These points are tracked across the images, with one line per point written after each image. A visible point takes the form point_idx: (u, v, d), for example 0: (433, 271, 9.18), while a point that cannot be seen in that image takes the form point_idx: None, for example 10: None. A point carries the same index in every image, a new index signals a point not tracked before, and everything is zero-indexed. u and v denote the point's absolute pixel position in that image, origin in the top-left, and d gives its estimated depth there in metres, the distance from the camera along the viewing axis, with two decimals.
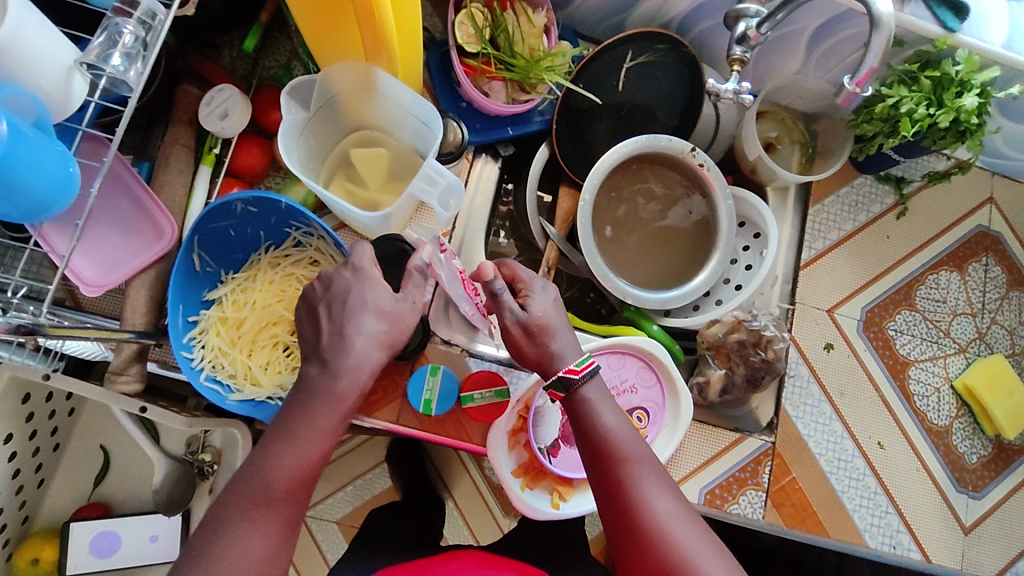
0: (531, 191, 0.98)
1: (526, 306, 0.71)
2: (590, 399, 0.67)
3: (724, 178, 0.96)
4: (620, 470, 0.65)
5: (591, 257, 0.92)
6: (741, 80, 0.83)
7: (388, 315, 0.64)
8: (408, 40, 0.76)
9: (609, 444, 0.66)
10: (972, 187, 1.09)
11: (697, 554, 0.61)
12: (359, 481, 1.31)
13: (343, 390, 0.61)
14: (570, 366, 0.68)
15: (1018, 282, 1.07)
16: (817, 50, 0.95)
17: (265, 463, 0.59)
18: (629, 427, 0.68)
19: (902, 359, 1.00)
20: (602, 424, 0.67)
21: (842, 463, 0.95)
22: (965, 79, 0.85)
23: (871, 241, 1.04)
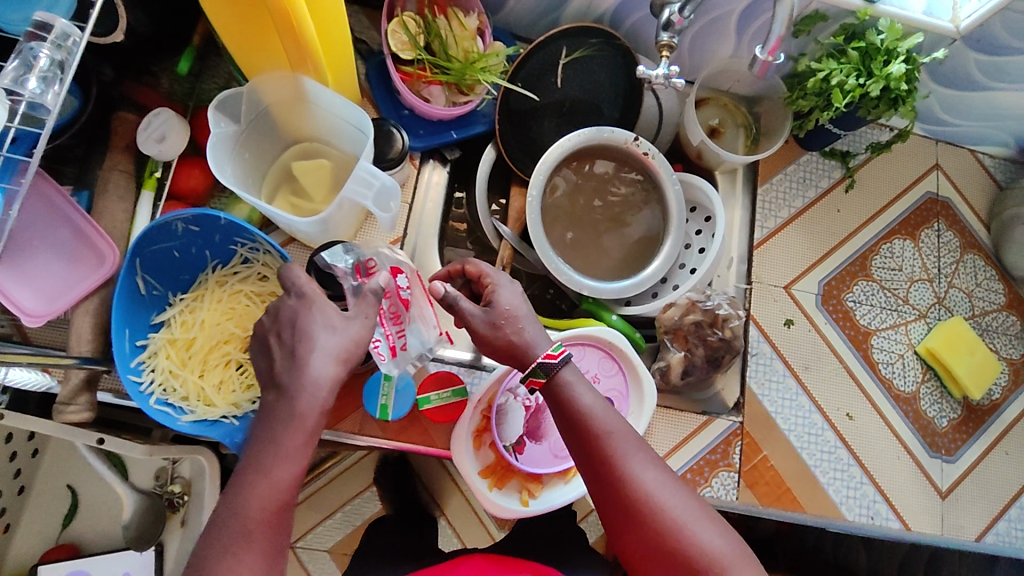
0: (481, 192, 0.98)
1: (491, 301, 0.70)
2: (568, 382, 0.66)
3: (671, 165, 0.98)
4: (604, 447, 0.63)
5: (543, 251, 0.92)
6: (670, 65, 0.85)
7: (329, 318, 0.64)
8: (336, 47, 0.76)
9: (591, 423, 0.64)
10: (916, 155, 1.12)
11: (691, 523, 0.60)
12: (347, 506, 1.29)
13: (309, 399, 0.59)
14: (547, 351, 0.67)
15: (971, 244, 1.09)
16: (747, 33, 0.97)
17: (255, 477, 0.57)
18: (610, 405, 0.66)
19: (863, 329, 1.00)
20: (582, 404, 0.65)
21: (812, 438, 0.94)
22: (890, 47, 0.87)
23: (823, 215, 1.05)
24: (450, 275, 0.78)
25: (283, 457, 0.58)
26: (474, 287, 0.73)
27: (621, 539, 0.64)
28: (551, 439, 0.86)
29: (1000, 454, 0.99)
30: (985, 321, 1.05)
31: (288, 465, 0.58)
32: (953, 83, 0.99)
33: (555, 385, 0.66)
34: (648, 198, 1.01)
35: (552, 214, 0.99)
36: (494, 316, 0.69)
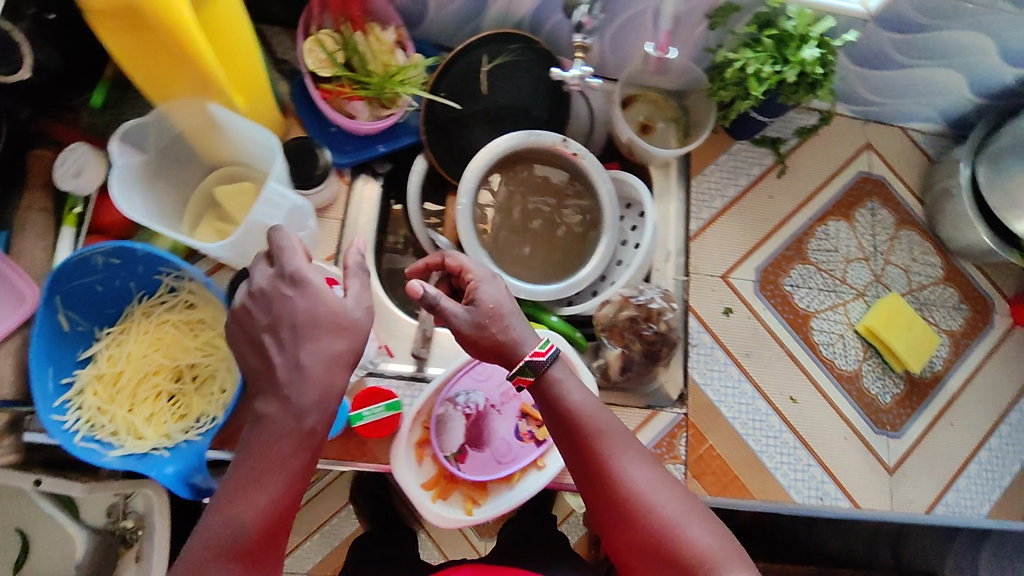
0: (415, 202, 0.97)
1: (473, 300, 0.70)
2: (557, 381, 0.67)
3: (601, 163, 0.98)
4: (595, 445, 0.65)
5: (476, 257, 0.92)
6: (585, 66, 0.87)
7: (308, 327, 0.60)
8: (244, 59, 0.75)
9: (579, 421, 0.66)
10: (846, 136, 1.13)
11: (681, 521, 0.61)
12: (325, 527, 1.27)
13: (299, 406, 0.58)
14: (535, 349, 0.68)
15: (906, 221, 1.10)
16: (666, 29, 0.96)
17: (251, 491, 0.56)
18: (599, 404, 0.68)
19: (803, 312, 1.02)
20: (572, 403, 0.67)
21: (757, 423, 0.95)
22: (802, 33, 0.88)
23: (756, 202, 1.07)
24: (428, 266, 0.78)
25: (272, 493, 0.57)
26: (454, 282, 0.72)
27: (613, 539, 0.65)
28: (494, 447, 0.86)
29: (945, 425, 1.01)
30: (923, 295, 1.06)
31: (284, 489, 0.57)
32: (874, 64, 0.99)
33: (544, 385, 0.68)
34: (582, 199, 1.01)
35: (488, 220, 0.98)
36: (480, 315, 0.69)
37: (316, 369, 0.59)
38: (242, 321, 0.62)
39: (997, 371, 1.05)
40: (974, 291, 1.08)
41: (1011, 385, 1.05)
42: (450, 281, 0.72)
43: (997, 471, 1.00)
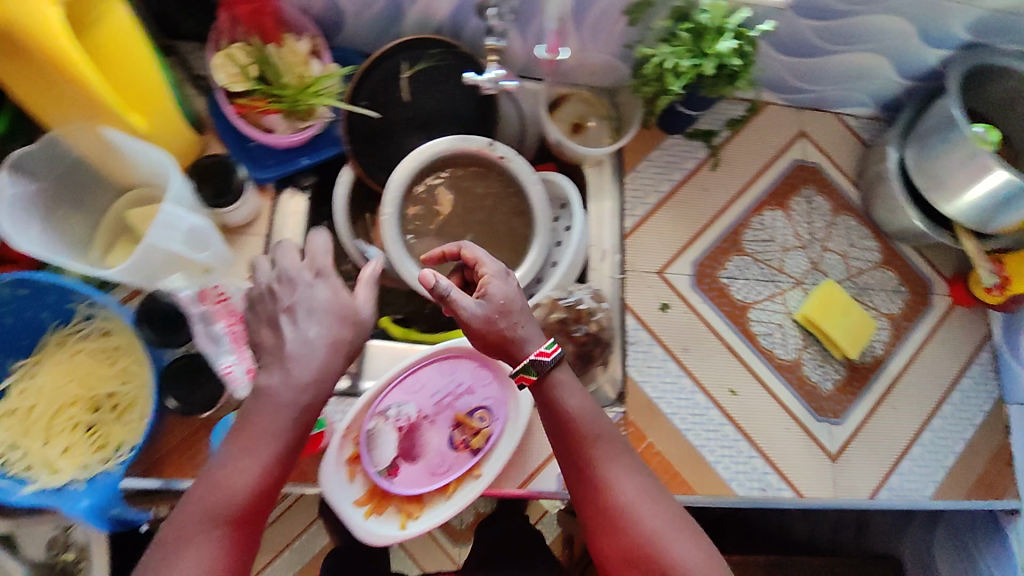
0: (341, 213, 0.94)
1: (486, 294, 0.68)
2: (559, 384, 0.67)
3: (530, 165, 0.97)
4: (588, 451, 0.66)
5: (399, 257, 0.91)
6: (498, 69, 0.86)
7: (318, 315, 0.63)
8: (137, 74, 0.74)
9: (576, 425, 0.67)
10: (780, 125, 1.12)
11: (666, 536, 0.62)
12: (294, 544, 1.24)
13: (295, 381, 0.60)
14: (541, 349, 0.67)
15: (844, 206, 1.10)
16: (587, 28, 0.95)
17: (248, 459, 0.59)
18: (597, 409, 0.68)
19: (740, 304, 1.02)
20: (570, 407, 0.67)
21: (696, 418, 0.95)
22: (717, 25, 0.87)
23: (690, 196, 1.06)
24: (445, 256, 0.78)
25: (260, 470, 0.59)
26: (467, 273, 0.71)
27: (598, 544, 0.66)
28: (427, 458, 0.85)
29: (888, 409, 1.01)
30: (862, 280, 1.06)
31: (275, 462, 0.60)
32: (798, 52, 0.98)
33: (546, 384, 0.68)
34: (513, 203, 0.99)
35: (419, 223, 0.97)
36: (492, 312, 0.67)
37: (321, 347, 0.62)
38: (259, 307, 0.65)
39: (937, 352, 1.05)
40: (913, 274, 1.08)
41: (952, 365, 1.05)
42: (463, 272, 0.71)
43: (940, 451, 1.01)
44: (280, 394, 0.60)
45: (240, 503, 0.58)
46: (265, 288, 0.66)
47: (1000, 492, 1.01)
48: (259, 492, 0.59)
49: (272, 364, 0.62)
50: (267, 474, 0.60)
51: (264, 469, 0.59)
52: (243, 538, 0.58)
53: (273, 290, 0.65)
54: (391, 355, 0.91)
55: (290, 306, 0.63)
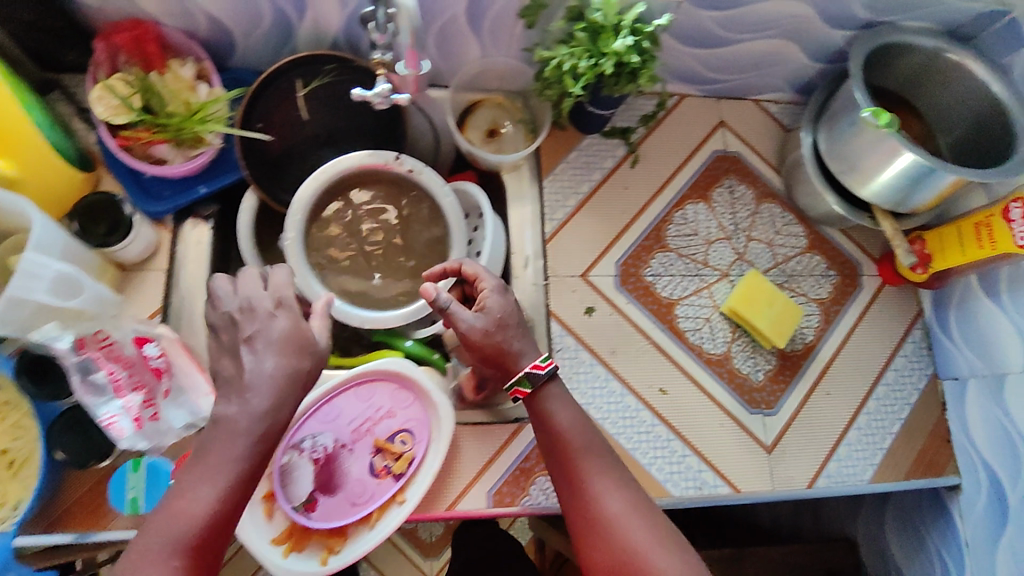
0: (245, 240, 0.90)
1: (482, 309, 0.74)
2: (548, 396, 0.74)
3: (441, 177, 0.93)
4: (576, 462, 0.71)
5: (302, 277, 0.87)
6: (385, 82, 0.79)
7: (273, 347, 0.60)
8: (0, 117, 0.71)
9: (565, 437, 0.73)
10: (699, 115, 1.11)
11: (648, 547, 0.65)
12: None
13: (252, 411, 0.58)
14: (535, 362, 0.74)
15: (767, 194, 1.09)
16: (486, 33, 0.92)
17: (206, 487, 0.56)
18: (587, 422, 0.74)
19: (666, 301, 1.00)
20: (561, 421, 0.74)
21: (628, 421, 0.94)
22: (615, 23, 0.85)
23: (611, 195, 1.04)
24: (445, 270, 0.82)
25: (215, 497, 0.56)
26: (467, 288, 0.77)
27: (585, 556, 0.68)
28: (346, 489, 0.82)
29: (822, 394, 1.00)
30: (789, 267, 1.05)
31: (235, 489, 0.58)
32: (704, 43, 0.97)
33: (539, 398, 0.75)
34: (429, 213, 0.94)
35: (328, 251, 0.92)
36: (488, 324, 0.74)
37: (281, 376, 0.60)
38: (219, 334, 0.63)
39: (869, 333, 1.05)
40: (841, 256, 1.07)
41: (884, 345, 1.05)
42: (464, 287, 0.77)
43: (877, 433, 1.00)
44: (236, 421, 0.58)
45: (195, 530, 0.55)
46: (226, 317, 0.62)
47: (940, 469, 1.01)
48: (215, 520, 0.56)
49: (228, 395, 0.59)
50: (225, 502, 0.57)
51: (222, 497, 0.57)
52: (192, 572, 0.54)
53: (235, 318, 0.62)
54: None
55: (248, 338, 0.60)
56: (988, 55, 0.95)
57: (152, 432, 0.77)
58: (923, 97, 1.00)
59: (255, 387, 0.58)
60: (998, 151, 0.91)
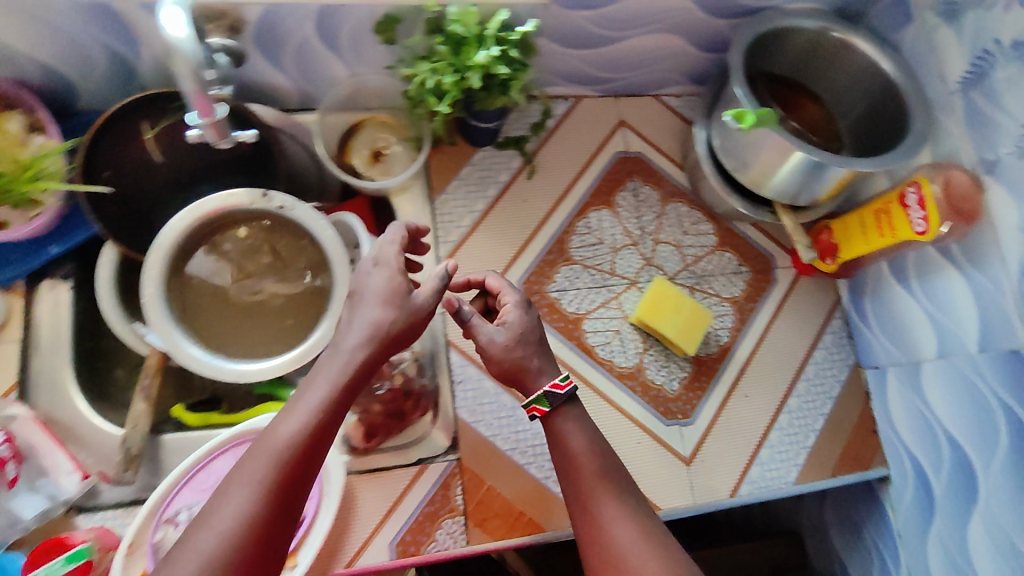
0: (106, 299, 0.84)
1: (504, 323, 0.74)
2: (565, 417, 0.70)
3: (316, 210, 0.85)
4: (588, 489, 0.67)
5: (164, 334, 0.79)
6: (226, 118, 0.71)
7: (381, 300, 0.64)
8: None
9: (579, 462, 0.68)
10: (598, 115, 1.05)
11: None
12: None
13: (342, 349, 0.62)
14: (554, 381, 0.71)
15: (673, 193, 1.04)
16: (348, 52, 0.85)
17: (295, 417, 0.58)
18: (602, 447, 0.70)
19: (573, 317, 0.96)
20: (575, 444, 0.69)
21: (540, 449, 0.89)
22: (476, 33, 0.78)
23: (508, 210, 0.99)
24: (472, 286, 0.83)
25: (301, 424, 0.58)
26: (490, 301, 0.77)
27: None
28: None
29: (740, 397, 0.98)
30: (700, 268, 1.02)
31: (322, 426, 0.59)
32: (586, 43, 0.91)
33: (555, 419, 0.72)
34: (308, 250, 0.88)
35: (201, 297, 0.85)
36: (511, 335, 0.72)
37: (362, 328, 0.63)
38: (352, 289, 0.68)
39: (786, 329, 1.02)
40: (753, 251, 1.04)
41: (803, 339, 1.02)
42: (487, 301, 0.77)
43: (798, 433, 0.98)
44: (330, 360, 0.61)
45: (283, 456, 0.56)
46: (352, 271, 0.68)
47: (867, 463, 0.99)
48: (304, 448, 0.57)
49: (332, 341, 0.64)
50: (315, 430, 0.58)
51: (312, 425, 0.58)
52: (277, 498, 0.55)
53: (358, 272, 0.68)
54: (188, 449, 0.84)
55: (352, 294, 0.66)
56: (879, 32, 0.91)
57: (4, 526, 0.75)
58: (817, 79, 0.95)
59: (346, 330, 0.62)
60: (889, 135, 0.87)
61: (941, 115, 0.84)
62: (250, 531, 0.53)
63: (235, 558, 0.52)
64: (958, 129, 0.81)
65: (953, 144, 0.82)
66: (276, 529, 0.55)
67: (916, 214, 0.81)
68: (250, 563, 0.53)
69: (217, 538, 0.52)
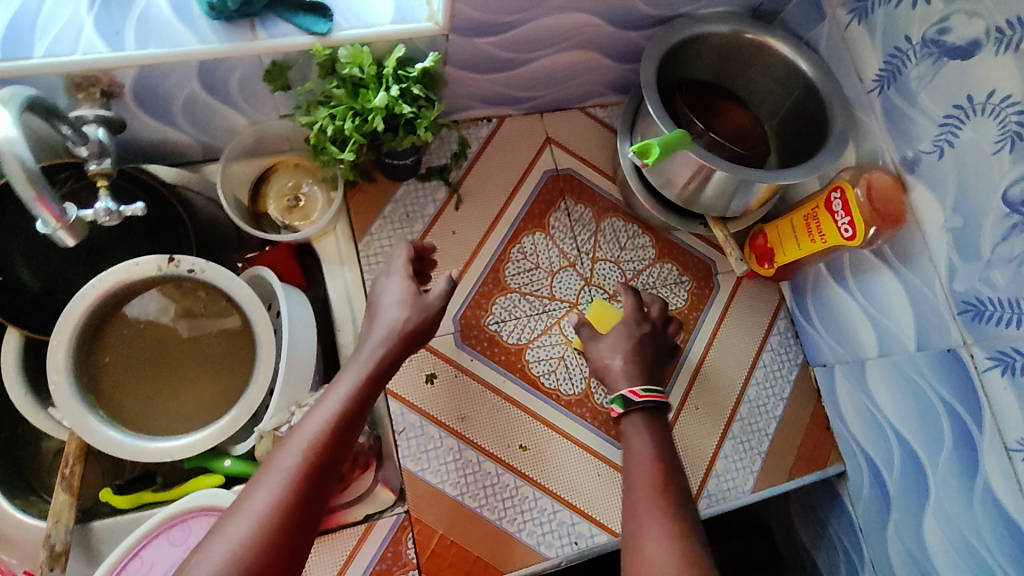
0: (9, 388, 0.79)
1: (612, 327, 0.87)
2: (632, 426, 0.80)
3: (228, 269, 0.81)
4: (639, 496, 0.73)
5: (75, 418, 0.75)
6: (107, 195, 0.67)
7: (401, 303, 0.79)
8: None
9: (641, 467, 0.76)
10: (523, 135, 1.01)
11: None
12: None
13: (366, 349, 0.75)
14: (634, 388, 0.82)
15: (607, 207, 1.02)
16: (242, 103, 0.80)
17: (324, 407, 0.68)
18: (670, 463, 0.76)
19: (515, 348, 0.93)
20: (640, 450, 0.78)
21: (491, 489, 0.87)
22: (373, 74, 0.74)
23: (437, 244, 0.95)
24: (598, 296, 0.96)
25: (330, 414, 0.67)
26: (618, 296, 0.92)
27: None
28: None
29: (691, 410, 0.97)
30: (641, 282, 1.00)
31: (348, 419, 0.68)
32: (497, 67, 0.87)
33: (627, 421, 0.81)
34: (225, 312, 0.84)
35: (111, 384, 0.80)
36: (616, 348, 0.86)
37: (380, 330, 0.77)
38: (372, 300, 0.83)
39: (732, 335, 1.01)
40: (693, 260, 1.02)
41: (749, 344, 1.01)
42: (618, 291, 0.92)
43: (753, 439, 0.98)
44: (352, 367, 0.73)
45: (319, 435, 0.66)
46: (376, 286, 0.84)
47: (824, 462, 0.98)
48: (335, 429, 0.67)
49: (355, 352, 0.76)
50: (343, 415, 0.68)
51: (341, 411, 0.68)
52: (310, 477, 0.63)
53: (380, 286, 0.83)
54: (120, 534, 0.80)
55: (376, 305, 0.81)
56: (795, 29, 0.90)
57: None
58: (738, 82, 0.93)
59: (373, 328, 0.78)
60: (814, 136, 0.85)
61: (861, 114, 0.82)
62: (286, 503, 0.60)
63: (273, 527, 0.59)
64: (878, 128, 0.80)
65: (875, 143, 0.81)
66: (312, 508, 0.62)
67: (843, 220, 0.80)
68: (286, 533, 0.59)
69: (265, 501, 0.60)
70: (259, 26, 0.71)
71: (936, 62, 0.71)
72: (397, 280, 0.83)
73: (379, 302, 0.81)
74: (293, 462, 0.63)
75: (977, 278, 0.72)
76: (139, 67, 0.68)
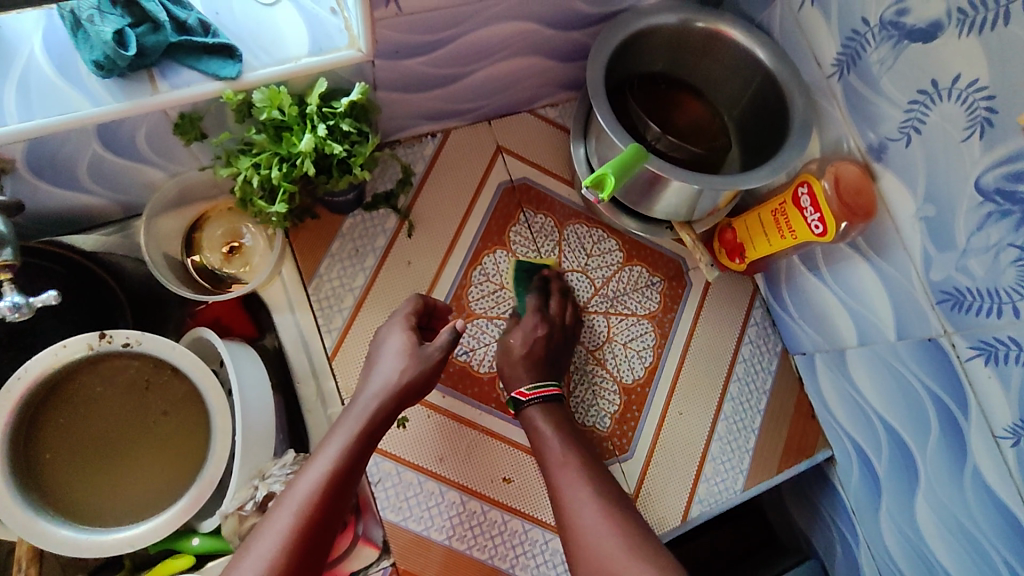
0: None
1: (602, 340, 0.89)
2: (530, 417, 0.82)
3: (167, 337, 0.75)
4: (557, 476, 0.78)
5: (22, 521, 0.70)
6: (15, 292, 0.61)
7: (400, 354, 0.77)
8: None
9: (545, 451, 0.79)
10: (473, 147, 0.95)
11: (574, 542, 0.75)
12: None
13: (366, 398, 0.74)
14: (521, 389, 0.83)
15: (569, 213, 0.97)
16: (155, 157, 0.72)
17: (316, 467, 0.69)
18: (572, 438, 0.81)
19: (488, 377, 0.89)
20: (544, 434, 0.81)
21: (478, 527, 0.84)
22: (296, 114, 0.67)
23: (393, 277, 0.89)
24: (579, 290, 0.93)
25: (321, 475, 0.68)
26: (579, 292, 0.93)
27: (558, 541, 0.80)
28: None
29: (675, 415, 0.95)
30: (611, 290, 0.96)
31: (340, 480, 0.68)
32: (433, 83, 0.80)
33: (525, 417, 0.83)
34: (173, 382, 0.78)
35: (59, 478, 0.74)
36: None
37: (377, 385, 0.75)
38: (373, 352, 0.80)
39: (708, 333, 0.98)
40: (663, 259, 0.98)
41: (727, 339, 0.98)
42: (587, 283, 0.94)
43: (739, 437, 0.96)
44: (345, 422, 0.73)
45: (310, 498, 0.66)
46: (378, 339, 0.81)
47: (812, 450, 0.97)
48: (328, 490, 0.67)
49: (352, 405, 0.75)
50: (335, 475, 0.68)
51: (332, 470, 0.68)
52: (301, 541, 0.64)
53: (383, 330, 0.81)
54: None
55: (376, 358, 0.79)
56: (746, 12, 0.85)
57: None
58: (692, 72, 0.88)
59: (372, 383, 0.75)
60: (775, 126, 0.81)
61: (821, 100, 0.78)
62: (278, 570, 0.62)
63: None
64: (841, 115, 0.76)
65: (839, 131, 0.77)
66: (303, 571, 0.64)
67: (813, 215, 0.77)
68: None
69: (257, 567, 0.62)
70: (159, 77, 0.64)
71: (897, 45, 0.67)
72: (397, 335, 0.79)
73: (378, 354, 0.79)
74: (284, 526, 0.64)
75: (954, 267, 0.68)
76: (28, 140, 0.61)
